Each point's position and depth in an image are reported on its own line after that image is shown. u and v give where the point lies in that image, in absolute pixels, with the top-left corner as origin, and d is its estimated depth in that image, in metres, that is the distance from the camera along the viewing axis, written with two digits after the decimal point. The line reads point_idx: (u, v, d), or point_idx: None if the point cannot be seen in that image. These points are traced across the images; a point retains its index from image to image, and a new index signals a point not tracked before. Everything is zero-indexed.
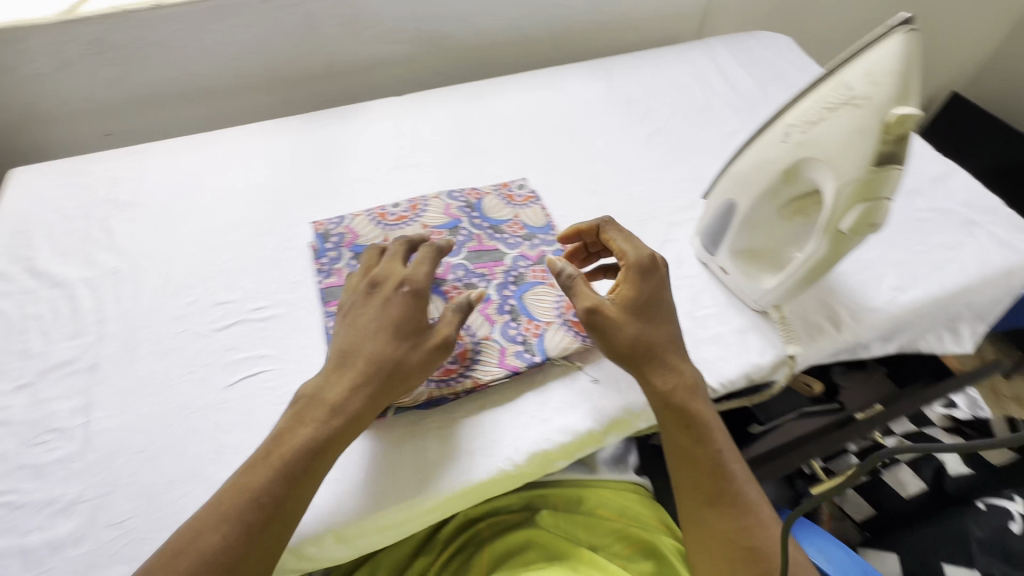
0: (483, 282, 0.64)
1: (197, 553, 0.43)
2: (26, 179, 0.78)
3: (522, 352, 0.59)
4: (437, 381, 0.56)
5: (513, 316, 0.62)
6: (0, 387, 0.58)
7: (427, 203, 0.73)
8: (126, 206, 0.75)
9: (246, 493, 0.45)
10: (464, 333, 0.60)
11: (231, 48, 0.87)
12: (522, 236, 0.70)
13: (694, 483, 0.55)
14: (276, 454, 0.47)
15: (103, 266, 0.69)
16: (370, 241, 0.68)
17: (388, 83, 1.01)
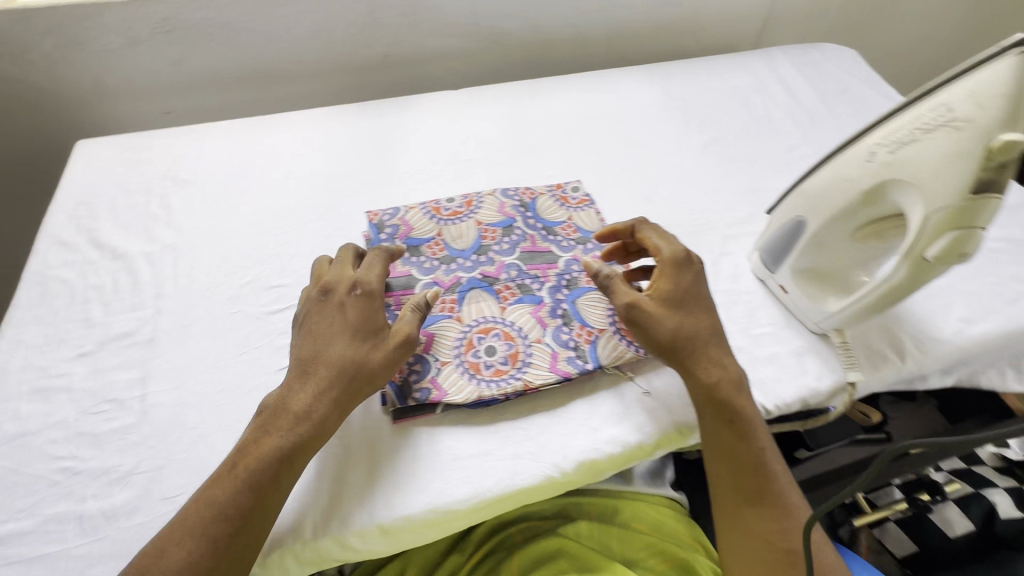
0: (536, 284, 0.63)
1: (163, 571, 0.43)
2: (91, 152, 0.80)
3: (574, 358, 0.58)
4: (488, 381, 0.56)
5: (565, 321, 0.61)
6: (62, 354, 0.59)
7: (481, 200, 0.72)
8: (185, 184, 0.76)
9: (212, 508, 0.45)
10: (516, 334, 0.59)
11: (293, 33, 0.88)
12: (576, 240, 0.68)
13: (734, 482, 0.54)
14: (240, 466, 0.47)
15: (162, 242, 0.70)
16: (424, 235, 0.67)
17: (441, 76, 1.01)
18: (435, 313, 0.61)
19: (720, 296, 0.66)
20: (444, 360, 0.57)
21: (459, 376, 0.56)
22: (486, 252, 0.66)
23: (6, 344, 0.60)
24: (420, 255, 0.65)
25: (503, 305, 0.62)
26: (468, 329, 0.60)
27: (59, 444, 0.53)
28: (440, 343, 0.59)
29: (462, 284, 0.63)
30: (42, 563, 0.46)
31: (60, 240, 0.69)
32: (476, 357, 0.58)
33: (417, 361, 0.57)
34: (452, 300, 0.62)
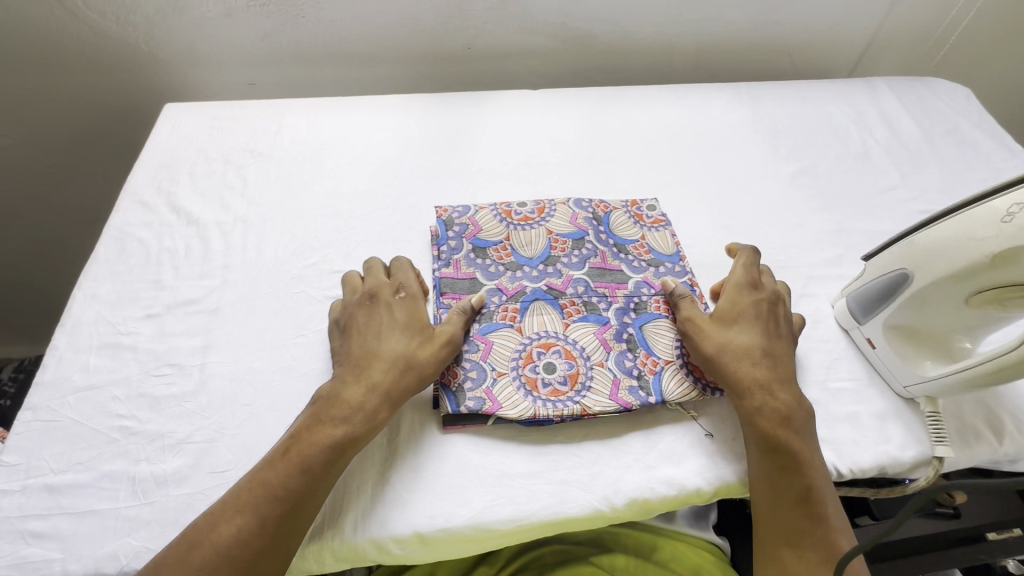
0: (602, 304, 0.61)
1: (213, 548, 0.43)
2: (177, 116, 0.81)
3: (636, 389, 0.55)
4: (545, 401, 0.53)
5: (630, 347, 0.58)
6: (132, 312, 0.60)
7: (554, 208, 0.69)
8: (261, 158, 0.77)
9: (266, 489, 0.45)
10: (578, 354, 0.57)
11: (380, 18, 0.87)
12: (648, 262, 0.65)
13: (777, 520, 0.49)
14: (295, 450, 0.47)
15: (234, 212, 0.70)
16: (493, 237, 0.65)
17: (520, 74, 0.99)
18: (496, 321, 0.58)
19: (799, 341, 0.62)
20: (500, 371, 0.55)
21: (515, 390, 0.54)
22: (554, 263, 0.63)
23: (82, 296, 0.61)
24: (487, 258, 0.63)
25: (567, 321, 0.59)
26: (528, 342, 0.57)
27: (120, 402, 0.54)
28: (499, 352, 0.56)
29: (527, 293, 0.60)
30: (94, 518, 0.47)
31: (140, 200, 0.71)
32: (535, 373, 0.55)
33: (473, 369, 0.55)
34: (514, 308, 0.59)
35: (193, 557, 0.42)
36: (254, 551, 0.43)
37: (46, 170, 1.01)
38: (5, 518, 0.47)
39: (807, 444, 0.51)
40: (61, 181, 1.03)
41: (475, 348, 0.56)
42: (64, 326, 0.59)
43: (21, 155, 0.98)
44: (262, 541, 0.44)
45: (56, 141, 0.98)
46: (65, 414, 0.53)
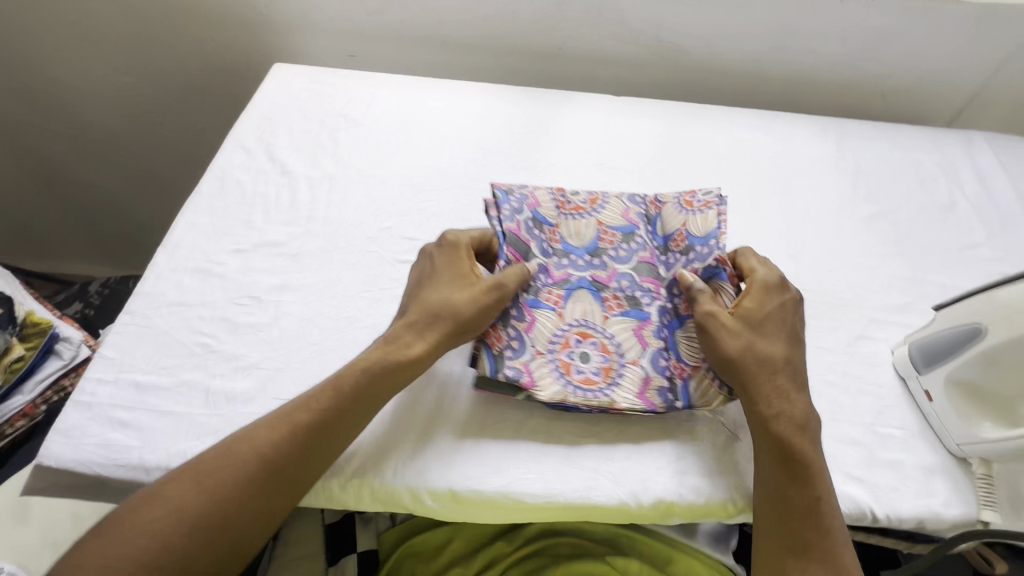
0: (646, 301, 0.60)
1: (252, 448, 0.47)
2: (283, 75, 0.88)
3: (665, 391, 0.56)
4: (576, 388, 0.54)
5: (666, 347, 0.58)
6: (223, 245, 0.66)
7: (606, 199, 0.67)
8: (352, 123, 0.81)
9: (302, 408, 0.49)
10: (613, 349, 0.57)
11: (481, 9, 0.92)
12: (683, 253, 0.63)
13: (783, 533, 0.49)
14: (333, 379, 0.51)
15: (323, 169, 0.75)
16: (551, 216, 0.63)
17: (605, 80, 1.00)
18: (539, 300, 0.58)
19: (850, 381, 0.61)
20: (538, 350, 0.56)
21: (547, 370, 0.55)
22: (599, 255, 0.62)
23: (183, 224, 0.67)
24: (541, 232, 0.61)
25: (607, 314, 0.59)
26: (566, 329, 0.57)
27: (205, 322, 0.59)
28: (541, 329, 0.57)
29: (571, 281, 0.60)
30: (170, 419, 0.53)
31: (242, 145, 0.77)
32: (570, 358, 0.56)
33: (515, 340, 0.56)
34: (559, 293, 0.59)
35: (235, 453, 0.46)
36: (286, 458, 0.47)
37: (158, 110, 1.10)
38: (98, 403, 0.53)
39: (819, 456, 0.51)
40: (169, 122, 1.12)
41: (521, 317, 0.57)
42: (166, 247, 0.65)
43: (142, 93, 1.08)
44: (292, 450, 0.48)
45: (172, 84, 1.06)
46: (158, 324, 0.58)
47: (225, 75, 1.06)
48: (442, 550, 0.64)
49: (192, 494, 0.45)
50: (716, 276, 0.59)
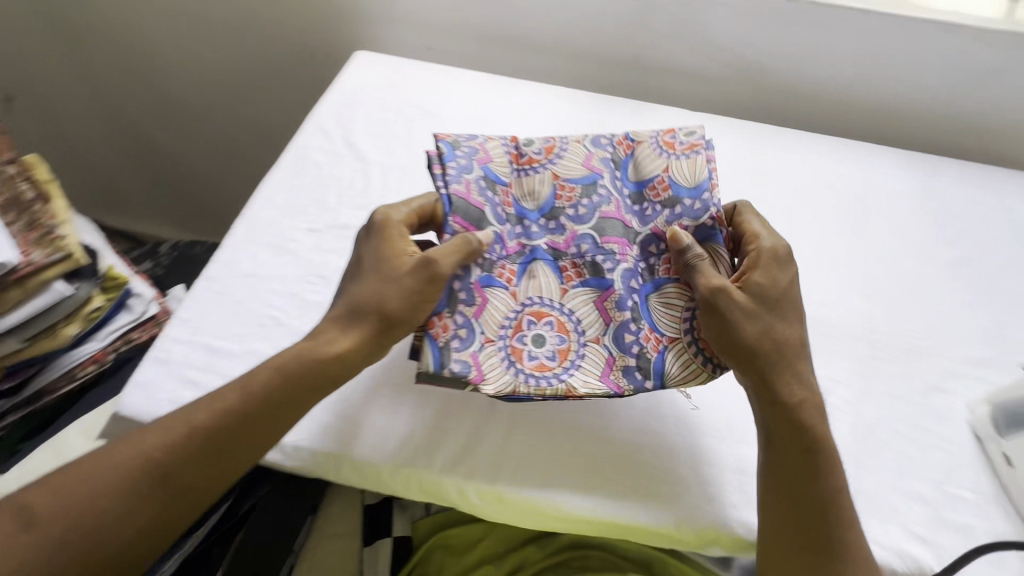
0: (608, 266, 0.58)
1: (164, 440, 0.49)
2: (365, 62, 0.89)
3: (631, 372, 0.55)
4: (527, 376, 0.53)
5: (634, 318, 0.57)
6: (298, 222, 0.68)
7: (565, 145, 0.63)
8: (427, 116, 0.82)
9: (216, 406, 0.50)
10: (571, 329, 0.56)
11: (564, 14, 0.92)
12: (663, 204, 0.60)
13: (803, 526, 0.49)
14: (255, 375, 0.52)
15: (396, 158, 0.76)
16: (504, 175, 0.60)
17: (681, 94, 0.98)
18: (493, 277, 0.56)
19: (921, 434, 0.58)
20: (487, 337, 0.54)
21: (497, 359, 0.54)
22: (556, 217, 0.60)
23: (262, 200, 0.70)
24: (494, 194, 0.59)
25: (564, 287, 0.58)
26: (519, 310, 0.55)
27: (276, 295, 0.61)
28: (489, 314, 0.55)
29: (526, 252, 0.58)
30: None
31: (322, 128, 0.79)
32: (521, 343, 0.54)
33: (463, 327, 0.54)
34: (510, 270, 0.57)
35: (148, 441, 0.49)
36: (192, 454, 0.49)
37: (239, 88, 1.15)
38: (174, 361, 0.56)
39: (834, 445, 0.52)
40: (249, 100, 1.17)
41: (471, 302, 0.55)
42: (245, 220, 0.68)
43: (227, 72, 1.12)
44: (198, 447, 0.49)
45: (255, 65, 1.11)
46: (232, 292, 0.61)
47: (306, 61, 1.08)
48: (474, 546, 0.65)
49: (126, 470, 0.48)
50: (714, 239, 0.59)
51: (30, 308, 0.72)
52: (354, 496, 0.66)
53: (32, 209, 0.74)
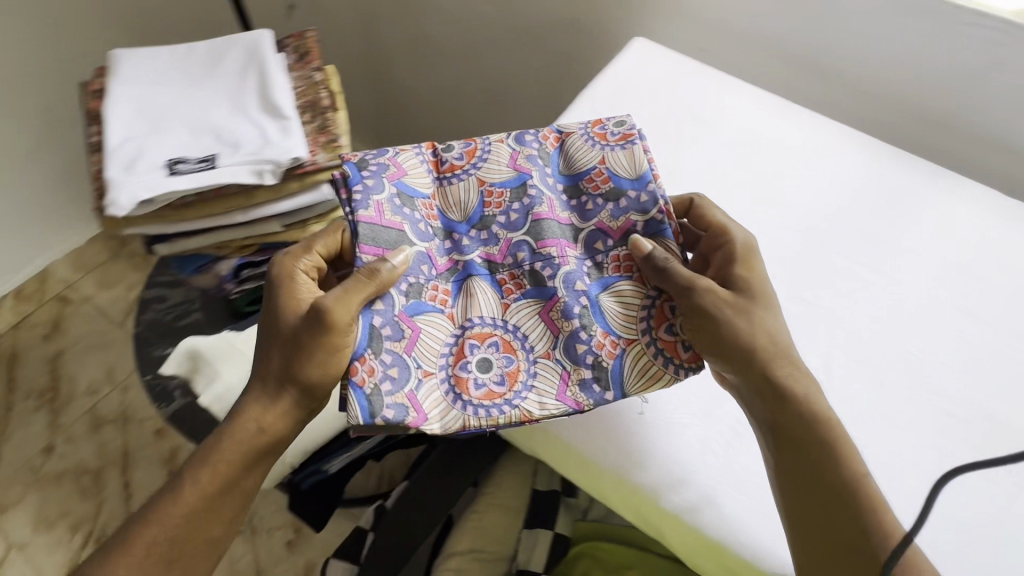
0: (547, 274, 0.56)
1: (162, 524, 0.57)
2: (642, 48, 0.86)
3: (590, 386, 0.54)
4: (474, 408, 0.52)
5: (586, 327, 0.55)
6: None
7: (489, 147, 0.61)
8: (699, 121, 0.77)
9: (200, 490, 0.57)
10: (520, 351, 0.55)
11: (879, 48, 0.82)
12: (607, 197, 0.59)
13: (839, 533, 0.50)
14: (216, 456, 0.57)
15: (663, 158, 0.73)
16: (421, 186, 0.59)
17: (981, 167, 0.85)
18: (424, 302, 0.56)
19: None
20: (426, 371, 0.53)
21: (441, 394, 0.53)
22: (487, 226, 0.58)
23: None
24: (414, 209, 0.58)
25: (505, 301, 0.56)
26: (460, 334, 0.55)
27: None
28: (425, 347, 0.54)
29: (461, 268, 0.57)
30: None
31: (593, 109, 0.77)
32: (465, 372, 0.53)
33: (394, 366, 0.53)
34: (446, 291, 0.57)
35: (149, 529, 0.57)
36: (192, 529, 0.57)
37: (489, 39, 1.17)
38: None
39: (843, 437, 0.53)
40: (493, 53, 1.19)
41: (400, 337, 0.54)
42: None
43: (484, 24, 1.15)
44: (194, 525, 0.57)
45: (514, 24, 1.11)
46: None
47: (567, 32, 1.07)
48: (626, 569, 0.63)
49: (137, 544, 0.56)
50: (662, 233, 0.58)
51: (300, 201, 0.79)
52: (526, 474, 0.67)
53: (325, 114, 0.81)
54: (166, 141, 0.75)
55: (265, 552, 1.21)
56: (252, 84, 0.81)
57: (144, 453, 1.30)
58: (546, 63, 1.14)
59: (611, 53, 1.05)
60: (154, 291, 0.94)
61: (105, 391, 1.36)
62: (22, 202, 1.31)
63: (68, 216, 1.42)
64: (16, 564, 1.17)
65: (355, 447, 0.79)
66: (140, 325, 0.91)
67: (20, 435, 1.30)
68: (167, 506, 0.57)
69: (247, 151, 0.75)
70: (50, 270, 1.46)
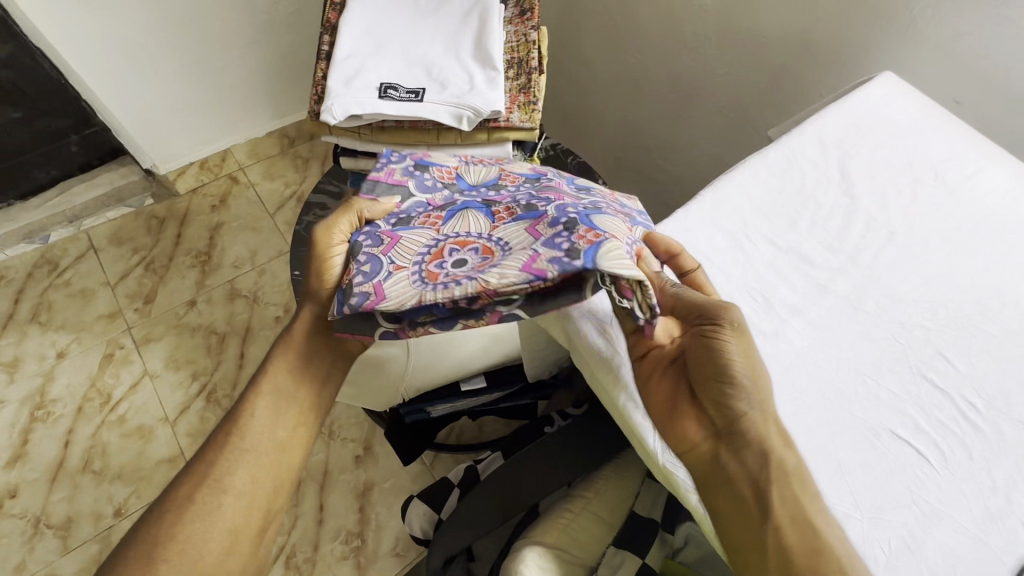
0: (542, 205, 0.53)
1: (250, 424, 0.59)
2: (895, 82, 0.74)
3: (558, 258, 0.44)
4: (437, 286, 0.46)
5: (566, 228, 0.47)
6: (759, 228, 0.61)
7: (513, 163, 0.68)
8: (943, 186, 0.66)
9: (273, 390, 0.61)
10: (496, 250, 0.50)
11: None
12: (607, 194, 0.61)
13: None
14: (279, 359, 0.62)
15: (888, 215, 0.63)
16: (439, 161, 0.64)
17: None
18: (413, 224, 0.55)
19: None
20: (398, 265, 0.50)
21: (409, 282, 0.48)
22: (498, 188, 0.60)
23: (735, 183, 0.64)
24: (424, 173, 0.62)
25: (495, 225, 0.53)
26: (441, 240, 0.53)
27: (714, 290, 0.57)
28: (402, 248, 0.52)
29: (458, 205, 0.57)
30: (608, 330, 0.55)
31: (820, 140, 0.68)
32: (438, 269, 0.49)
33: (367, 264, 0.51)
34: (438, 216, 0.56)
35: (236, 433, 0.59)
36: (275, 428, 0.60)
37: (696, 34, 1.09)
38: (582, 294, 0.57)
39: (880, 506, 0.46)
40: (694, 51, 1.11)
41: (378, 243, 0.53)
42: (715, 194, 0.63)
43: (697, 18, 1.07)
44: (278, 425, 0.61)
45: (731, 26, 1.02)
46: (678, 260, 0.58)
47: (792, 47, 0.96)
48: None
49: (221, 433, 0.59)
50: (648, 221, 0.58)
51: (483, 152, 0.80)
52: (629, 493, 0.66)
53: (531, 75, 0.80)
54: (383, 66, 0.78)
55: (335, 457, 1.30)
56: (472, 31, 0.81)
57: (262, 333, 1.44)
58: (753, 76, 1.04)
59: (838, 82, 0.93)
60: (317, 197, 1.01)
61: (247, 268, 1.52)
62: (227, 85, 1.47)
63: (257, 107, 1.58)
64: (145, 388, 1.36)
65: (464, 400, 0.80)
66: (299, 223, 0.97)
67: (173, 283, 1.49)
68: (242, 412, 0.60)
69: (452, 93, 0.76)
70: (231, 150, 1.63)
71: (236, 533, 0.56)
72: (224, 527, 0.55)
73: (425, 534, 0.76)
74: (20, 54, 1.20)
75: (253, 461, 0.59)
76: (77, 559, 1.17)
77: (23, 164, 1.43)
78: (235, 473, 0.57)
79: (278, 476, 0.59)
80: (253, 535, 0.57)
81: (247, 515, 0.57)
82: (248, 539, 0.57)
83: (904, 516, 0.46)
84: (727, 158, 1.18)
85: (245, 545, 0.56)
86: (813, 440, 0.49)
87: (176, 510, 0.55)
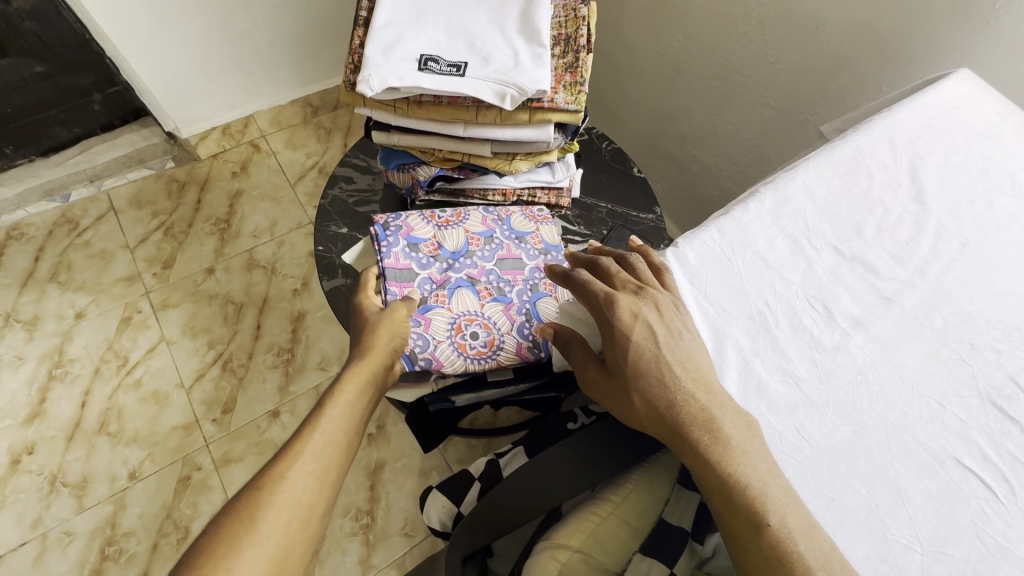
0: (507, 287, 0.75)
1: (332, 422, 0.54)
2: (973, 79, 0.68)
3: (531, 348, 0.72)
4: (471, 360, 0.70)
5: (526, 318, 0.73)
6: (823, 234, 0.57)
7: (468, 214, 0.83)
8: (1021, 197, 0.61)
9: (350, 399, 0.57)
10: (491, 326, 0.72)
11: None
12: (537, 248, 0.80)
13: None
14: (354, 374, 0.59)
15: (960, 228, 0.59)
16: (421, 235, 0.78)
17: None
18: (429, 303, 0.72)
19: None
20: (438, 340, 0.70)
21: (452, 354, 0.70)
22: (471, 256, 0.78)
23: (798, 183, 0.60)
24: (419, 253, 0.76)
25: (482, 302, 0.73)
26: (456, 318, 0.72)
27: (773, 298, 0.53)
28: (436, 326, 0.71)
29: (449, 282, 0.75)
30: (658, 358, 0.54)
31: (890, 140, 0.63)
32: (462, 339, 0.71)
33: (419, 339, 0.69)
34: (443, 294, 0.73)
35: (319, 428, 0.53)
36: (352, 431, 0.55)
37: (747, 19, 1.03)
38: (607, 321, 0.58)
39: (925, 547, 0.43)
40: (744, 36, 1.05)
41: (417, 323, 0.70)
42: (777, 192, 0.59)
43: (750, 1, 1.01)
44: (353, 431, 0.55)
45: (787, 11, 0.96)
46: (737, 263, 0.55)
47: (856, 37, 0.90)
48: None
49: (306, 424, 0.53)
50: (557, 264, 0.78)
51: (523, 133, 0.77)
52: (658, 500, 0.63)
53: (579, 53, 0.76)
54: (424, 36, 0.74)
55: None
56: (517, 3, 0.77)
57: (279, 305, 1.42)
58: (808, 67, 0.98)
59: (901, 78, 0.88)
60: (344, 170, 0.98)
61: (266, 239, 1.50)
62: (252, 49, 1.43)
63: (281, 73, 1.54)
64: (162, 353, 1.35)
65: (491, 389, 0.75)
66: (325, 197, 0.94)
67: (192, 250, 1.47)
68: (320, 412, 0.55)
69: (496, 69, 0.72)
70: (253, 117, 1.60)
71: (295, 529, 0.47)
72: (286, 516, 0.47)
73: (442, 526, 0.78)
74: (44, 6, 1.17)
75: (330, 459, 0.52)
76: (91, 518, 1.18)
77: (44, 121, 1.41)
78: (304, 460, 0.50)
79: (338, 480, 0.52)
80: (310, 538, 0.48)
81: (307, 516, 0.48)
82: (305, 539, 0.48)
83: (967, 553, 0.43)
84: (769, 152, 1.12)
85: (300, 546, 0.47)
86: (873, 465, 0.46)
87: (261, 493, 0.48)
